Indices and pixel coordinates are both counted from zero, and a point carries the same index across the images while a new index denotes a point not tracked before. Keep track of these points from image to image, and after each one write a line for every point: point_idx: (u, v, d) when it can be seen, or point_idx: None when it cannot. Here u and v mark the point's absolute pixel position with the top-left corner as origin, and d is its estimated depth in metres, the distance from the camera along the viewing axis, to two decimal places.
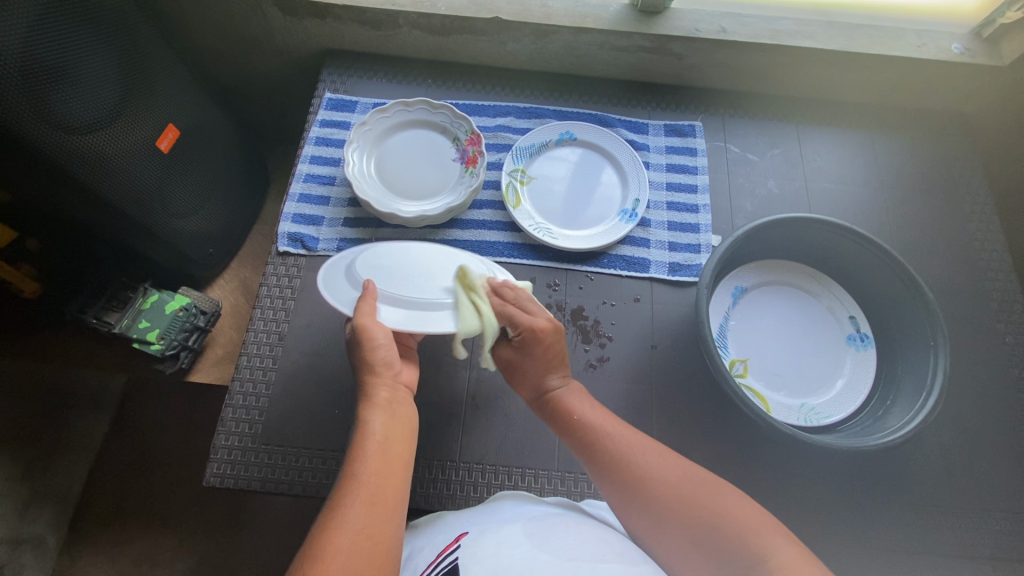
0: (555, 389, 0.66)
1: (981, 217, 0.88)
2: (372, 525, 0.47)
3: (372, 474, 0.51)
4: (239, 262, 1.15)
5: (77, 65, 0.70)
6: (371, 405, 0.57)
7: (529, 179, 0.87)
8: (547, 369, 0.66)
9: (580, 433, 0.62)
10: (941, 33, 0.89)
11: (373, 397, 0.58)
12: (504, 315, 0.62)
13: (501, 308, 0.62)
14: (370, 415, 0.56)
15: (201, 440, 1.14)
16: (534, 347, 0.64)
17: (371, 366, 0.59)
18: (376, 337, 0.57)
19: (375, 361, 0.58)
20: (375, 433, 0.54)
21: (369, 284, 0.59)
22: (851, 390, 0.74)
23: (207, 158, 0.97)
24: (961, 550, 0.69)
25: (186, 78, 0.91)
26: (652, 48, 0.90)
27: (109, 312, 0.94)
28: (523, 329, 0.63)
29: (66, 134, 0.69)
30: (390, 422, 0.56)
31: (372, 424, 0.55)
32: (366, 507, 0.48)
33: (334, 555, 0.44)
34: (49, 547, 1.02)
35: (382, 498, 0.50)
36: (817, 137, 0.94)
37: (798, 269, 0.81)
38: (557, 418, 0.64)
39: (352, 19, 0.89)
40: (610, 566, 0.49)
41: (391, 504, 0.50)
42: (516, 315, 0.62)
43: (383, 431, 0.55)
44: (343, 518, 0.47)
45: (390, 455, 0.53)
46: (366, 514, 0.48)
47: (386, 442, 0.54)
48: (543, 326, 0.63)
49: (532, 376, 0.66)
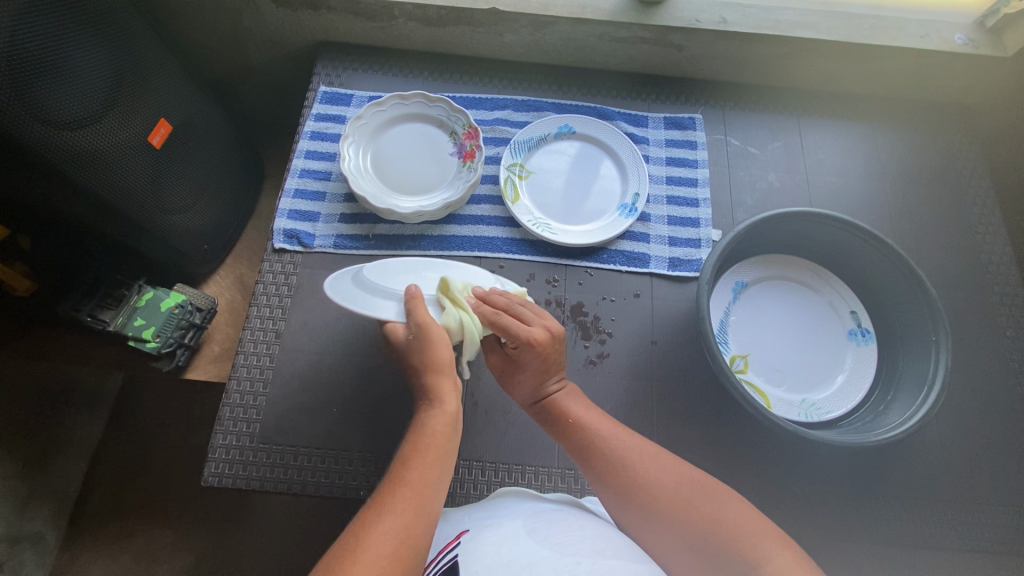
0: (552, 394, 0.65)
1: (981, 209, 0.88)
2: (411, 533, 0.47)
3: (421, 486, 0.50)
4: (235, 257, 1.14)
5: (65, 57, 0.68)
6: (437, 413, 0.56)
7: (528, 174, 0.86)
8: (545, 375, 0.64)
9: (575, 439, 0.61)
10: (945, 23, 0.88)
11: (441, 405, 0.57)
12: (497, 326, 0.59)
13: (494, 319, 0.59)
14: (433, 423, 0.55)
15: (199, 435, 1.13)
16: (532, 358, 0.61)
17: (439, 368, 0.57)
18: (439, 336, 0.56)
19: (441, 363, 0.57)
20: (432, 443, 0.54)
21: (415, 290, 0.58)
22: (851, 385, 0.74)
23: (199, 152, 0.95)
24: (958, 543, 0.69)
25: (179, 71, 0.89)
26: (652, 39, 0.89)
27: (104, 309, 0.93)
28: (519, 341, 0.60)
29: (57, 130, 0.68)
30: (448, 435, 0.55)
31: (432, 434, 0.54)
32: (411, 514, 0.48)
33: (370, 558, 0.44)
34: (49, 543, 1.02)
35: (426, 511, 0.49)
36: (819, 130, 0.93)
37: (799, 263, 0.80)
38: (553, 426, 0.63)
39: (347, 10, 0.88)
40: (612, 562, 0.49)
41: (431, 518, 0.49)
42: (511, 327, 0.59)
43: (442, 443, 0.54)
44: (386, 522, 0.47)
45: (439, 472, 0.52)
46: (407, 521, 0.47)
47: (440, 456, 0.53)
48: (540, 337, 0.60)
49: (528, 382, 0.65)
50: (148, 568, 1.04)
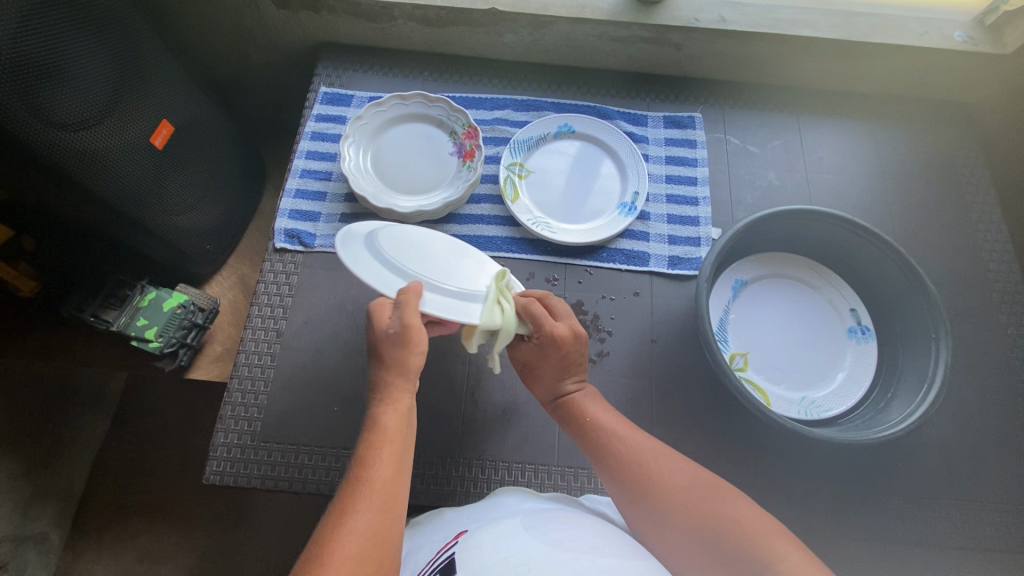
0: (570, 393, 0.65)
1: (982, 206, 0.88)
2: (378, 531, 0.47)
3: (382, 483, 0.51)
4: (238, 257, 1.15)
5: (67, 59, 0.69)
6: (390, 408, 0.57)
7: (528, 173, 0.87)
8: (564, 372, 0.65)
9: (591, 437, 0.61)
10: (945, 21, 0.88)
11: (393, 400, 0.57)
12: (528, 312, 0.63)
13: (525, 306, 0.64)
14: (388, 419, 0.56)
15: (201, 434, 1.14)
16: (553, 353, 0.64)
17: (404, 370, 0.58)
18: (418, 342, 0.58)
19: (409, 367, 0.58)
20: (388, 440, 0.54)
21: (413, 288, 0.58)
22: (851, 382, 0.73)
23: (200, 153, 0.96)
24: (959, 541, 0.69)
25: (180, 73, 0.89)
26: (652, 39, 0.89)
27: (107, 310, 0.94)
28: (543, 332, 0.63)
29: (59, 130, 0.69)
30: (402, 431, 0.56)
31: (388, 431, 0.55)
32: (375, 513, 0.48)
33: (340, 558, 0.44)
34: (52, 543, 1.02)
35: (391, 506, 0.50)
36: (818, 128, 0.93)
37: (799, 261, 0.80)
38: (568, 422, 0.64)
39: (347, 11, 0.88)
40: (608, 559, 0.49)
41: (397, 514, 0.50)
42: (539, 316, 0.63)
43: (398, 436, 0.55)
44: (351, 523, 0.47)
45: (399, 468, 0.53)
46: (373, 519, 0.48)
47: (398, 452, 0.54)
48: (563, 333, 0.63)
49: (548, 377, 0.66)
50: (151, 567, 1.05)
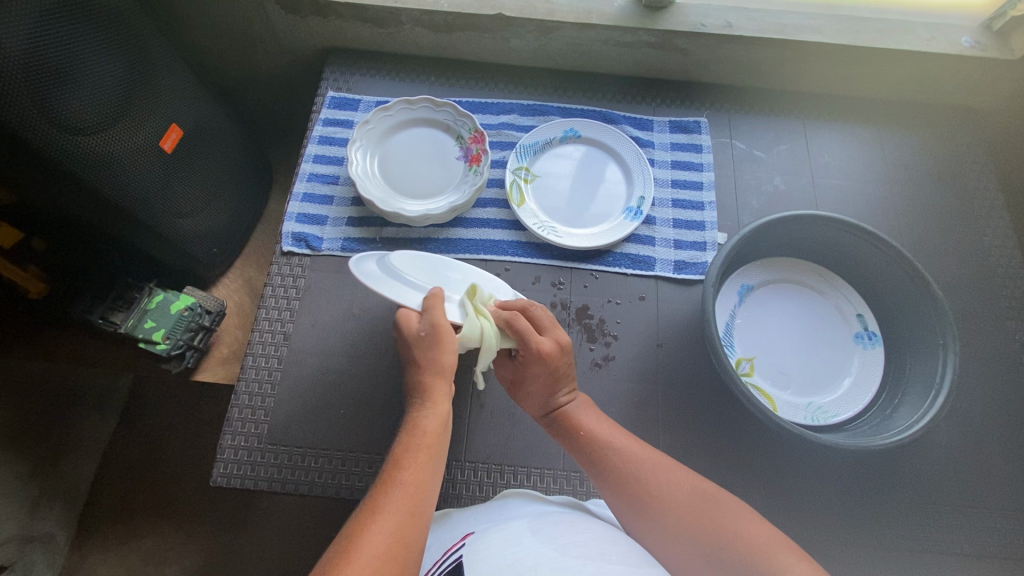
0: (563, 406, 0.65)
1: (988, 211, 0.87)
2: (405, 533, 0.47)
3: (414, 486, 0.51)
4: (244, 259, 1.15)
5: (80, 64, 0.70)
6: (426, 413, 0.57)
7: (533, 177, 0.87)
8: (554, 387, 0.65)
9: (587, 452, 0.61)
10: (953, 26, 0.88)
11: (429, 404, 0.58)
12: (511, 329, 0.62)
13: (508, 321, 0.62)
14: (425, 424, 0.56)
15: (206, 435, 1.14)
16: (540, 369, 0.63)
17: (440, 371, 0.58)
18: (450, 341, 0.58)
19: (443, 367, 0.58)
20: (425, 444, 0.54)
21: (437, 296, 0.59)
22: (859, 388, 0.73)
23: (210, 157, 0.96)
24: (967, 549, 0.68)
25: (189, 77, 0.90)
26: (658, 44, 0.89)
27: (115, 312, 0.95)
28: (529, 351, 0.62)
29: (70, 135, 0.69)
30: (437, 436, 0.56)
31: (425, 434, 0.55)
32: (405, 514, 0.48)
33: (366, 557, 0.44)
34: (59, 543, 1.03)
35: (420, 510, 0.49)
36: (823, 132, 0.93)
37: (805, 266, 0.80)
38: (564, 437, 0.63)
39: (355, 16, 0.89)
40: (615, 566, 0.49)
41: (424, 518, 0.50)
42: (523, 333, 0.62)
43: (433, 442, 0.55)
44: (379, 523, 0.47)
45: (432, 473, 0.53)
46: (402, 520, 0.48)
47: (430, 457, 0.54)
48: (548, 348, 0.62)
49: (539, 392, 0.65)
50: (156, 567, 1.05)
